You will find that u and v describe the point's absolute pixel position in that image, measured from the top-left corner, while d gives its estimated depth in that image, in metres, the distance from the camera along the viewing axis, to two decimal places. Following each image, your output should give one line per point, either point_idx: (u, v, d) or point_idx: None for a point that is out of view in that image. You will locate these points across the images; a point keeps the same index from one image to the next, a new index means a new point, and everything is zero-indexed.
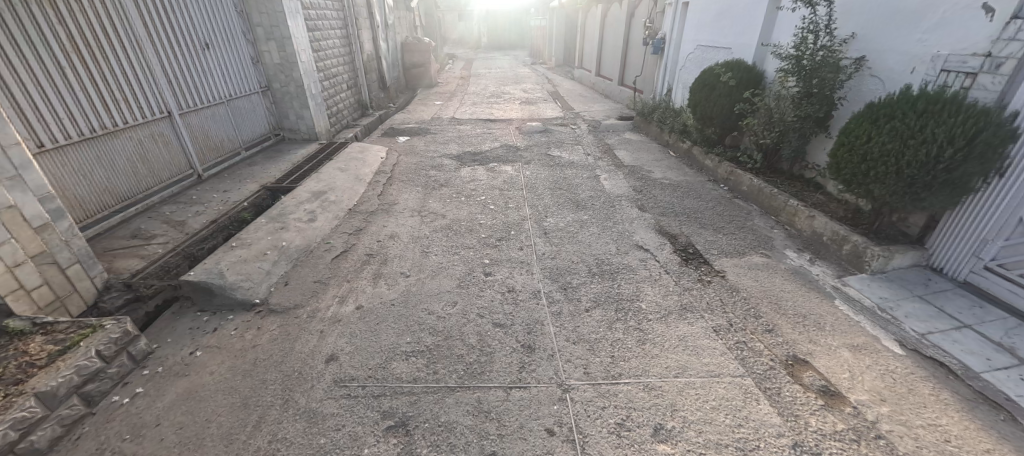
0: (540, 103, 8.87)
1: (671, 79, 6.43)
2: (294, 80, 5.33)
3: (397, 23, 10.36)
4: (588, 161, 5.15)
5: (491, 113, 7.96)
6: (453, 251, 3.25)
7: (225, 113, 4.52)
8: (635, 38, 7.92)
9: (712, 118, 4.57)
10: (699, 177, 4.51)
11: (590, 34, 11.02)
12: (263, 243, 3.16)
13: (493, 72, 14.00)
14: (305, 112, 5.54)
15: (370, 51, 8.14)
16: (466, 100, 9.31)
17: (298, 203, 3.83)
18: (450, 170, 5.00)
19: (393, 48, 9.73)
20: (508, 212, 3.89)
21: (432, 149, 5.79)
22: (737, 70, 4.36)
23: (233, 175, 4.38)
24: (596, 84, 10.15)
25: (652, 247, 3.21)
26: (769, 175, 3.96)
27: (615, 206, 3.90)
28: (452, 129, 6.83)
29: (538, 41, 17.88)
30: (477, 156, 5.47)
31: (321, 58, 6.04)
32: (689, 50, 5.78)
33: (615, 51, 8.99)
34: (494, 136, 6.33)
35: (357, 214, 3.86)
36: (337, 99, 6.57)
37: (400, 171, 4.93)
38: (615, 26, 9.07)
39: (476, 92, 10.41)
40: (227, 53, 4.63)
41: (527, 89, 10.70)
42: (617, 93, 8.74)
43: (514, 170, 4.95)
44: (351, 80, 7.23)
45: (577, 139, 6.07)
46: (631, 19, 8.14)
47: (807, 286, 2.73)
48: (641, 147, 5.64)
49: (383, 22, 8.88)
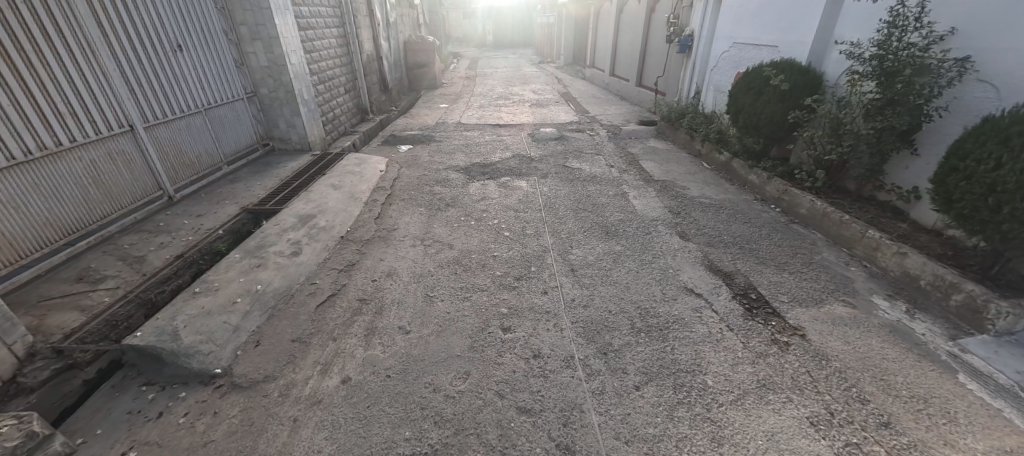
0: (551, 106, 8.29)
1: (700, 81, 5.82)
2: (283, 85, 4.78)
3: (399, 21, 9.81)
4: (612, 175, 4.57)
5: (500, 117, 7.39)
6: (463, 295, 2.69)
7: (202, 124, 3.98)
8: (657, 36, 7.31)
9: (760, 127, 3.97)
10: (744, 195, 3.92)
11: (603, 31, 10.39)
12: (234, 287, 2.62)
13: (499, 72, 13.40)
14: (296, 119, 4.99)
15: (370, 51, 7.58)
16: (473, 103, 8.74)
17: (282, 231, 3.28)
18: (457, 186, 4.44)
19: (394, 47, 9.17)
20: (526, 241, 3.32)
21: (436, 160, 5.24)
22: (790, 71, 3.74)
23: (211, 195, 3.84)
24: (611, 85, 9.53)
25: (706, 292, 2.63)
26: (833, 197, 3.36)
27: (652, 235, 3.32)
28: (458, 136, 6.25)
29: (545, 38, 17.24)
30: (487, 169, 4.91)
31: (316, 60, 5.49)
32: (723, 49, 5.17)
33: (633, 49, 8.37)
34: (504, 144, 5.76)
35: (350, 243, 3.30)
36: (333, 104, 6.02)
37: (400, 187, 4.37)
38: (632, 23, 8.45)
39: (483, 93, 9.83)
40: (204, 55, 4.08)
41: (536, 90, 10.10)
42: (634, 94, 8.13)
43: (529, 186, 4.39)
44: (349, 82, 6.68)
45: (597, 148, 5.49)
46: (651, 14, 7.52)
47: (913, 351, 2.15)
48: (670, 157, 5.04)
49: (384, 20, 8.31)
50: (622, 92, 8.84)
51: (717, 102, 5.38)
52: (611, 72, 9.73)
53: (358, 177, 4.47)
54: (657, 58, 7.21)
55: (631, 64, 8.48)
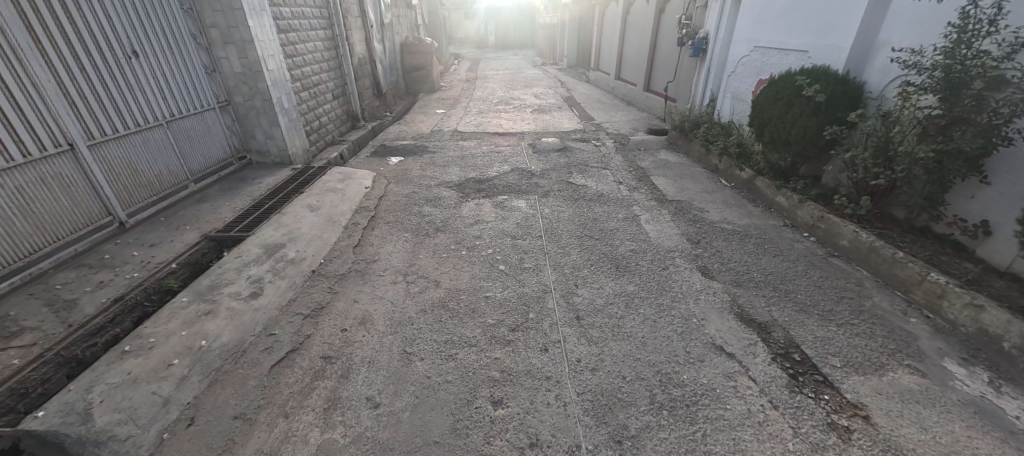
0: (554, 112, 7.85)
1: (716, 88, 5.37)
2: (260, 93, 4.36)
3: (395, 21, 9.41)
4: (621, 193, 4.13)
5: (500, 124, 6.95)
6: (448, 351, 2.26)
7: (162, 138, 3.56)
8: (667, 38, 6.85)
9: (789, 143, 3.52)
10: (772, 220, 3.47)
11: (608, 32, 9.94)
12: (174, 343, 2.19)
13: (500, 74, 12.97)
14: (275, 130, 4.57)
15: (363, 55, 7.16)
16: (472, 108, 8.31)
17: (243, 266, 2.86)
18: (449, 206, 4.01)
19: (389, 49, 8.76)
20: (525, 277, 2.89)
21: (428, 174, 4.80)
22: (826, 80, 3.29)
23: (171, 219, 3.43)
24: (617, 89, 9.08)
25: (739, 350, 2.19)
26: (879, 227, 2.92)
27: (669, 271, 2.88)
28: (453, 146, 5.82)
29: (548, 39, 16.80)
30: (483, 185, 4.47)
31: (299, 65, 5.07)
32: (742, 53, 4.72)
33: (640, 51, 7.92)
34: (503, 155, 5.33)
35: (322, 279, 2.87)
36: (319, 111, 5.60)
37: (386, 208, 3.94)
38: (640, 24, 7.99)
39: (482, 98, 9.41)
40: (166, 61, 3.66)
41: (538, 94, 9.68)
42: (642, 100, 7.67)
43: (529, 205, 3.95)
44: (338, 88, 6.26)
45: (604, 161, 5.05)
46: (660, 15, 7.07)
47: (1009, 443, 1.71)
48: (684, 172, 4.60)
49: (378, 21, 7.89)
50: (629, 97, 8.39)
51: (735, 112, 4.93)
52: (617, 76, 9.27)
53: (339, 196, 4.03)
54: (667, 62, 6.76)
55: (638, 68, 8.02)
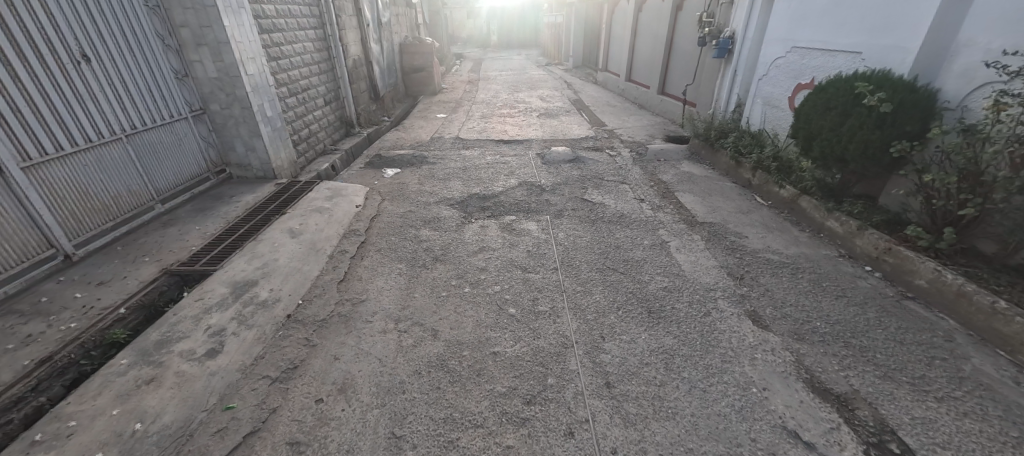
0: (562, 116, 7.37)
1: (744, 92, 4.88)
2: (237, 101, 3.89)
3: (394, 21, 8.94)
4: (645, 214, 3.65)
5: (505, 131, 6.47)
6: (449, 434, 1.79)
7: (118, 154, 3.11)
8: (685, 38, 6.36)
9: (843, 160, 3.04)
10: (824, 250, 2.99)
11: (617, 31, 9.44)
12: (102, 427, 1.74)
13: (504, 75, 12.48)
14: (256, 141, 4.10)
15: (358, 57, 6.69)
16: (474, 113, 7.84)
17: (204, 312, 2.40)
18: (450, 229, 3.53)
19: (387, 50, 8.30)
20: (540, 324, 2.42)
21: (426, 188, 4.33)
22: (892, 88, 2.80)
23: (128, 249, 2.98)
24: (628, 91, 8.59)
25: (817, 438, 1.72)
26: (965, 265, 2.44)
27: (713, 317, 2.41)
28: (455, 155, 5.34)
29: (553, 38, 16.30)
30: (488, 202, 4.00)
31: (285, 68, 4.60)
32: (778, 53, 4.22)
33: (654, 52, 7.43)
34: (509, 167, 4.86)
35: (298, 328, 2.40)
36: (310, 118, 5.13)
37: (379, 231, 3.47)
38: (654, 22, 7.48)
39: (486, 101, 8.93)
40: (127, 66, 3.21)
41: (545, 97, 9.19)
42: (657, 104, 7.18)
43: (541, 229, 3.48)
44: (331, 91, 5.79)
45: (621, 174, 4.57)
46: (677, 12, 6.57)
47: None
48: (713, 187, 4.12)
49: (375, 20, 7.42)
50: (641, 101, 7.89)
51: (768, 119, 4.44)
52: (627, 77, 8.77)
53: (326, 218, 3.57)
54: (686, 63, 6.27)
55: (652, 70, 7.53)
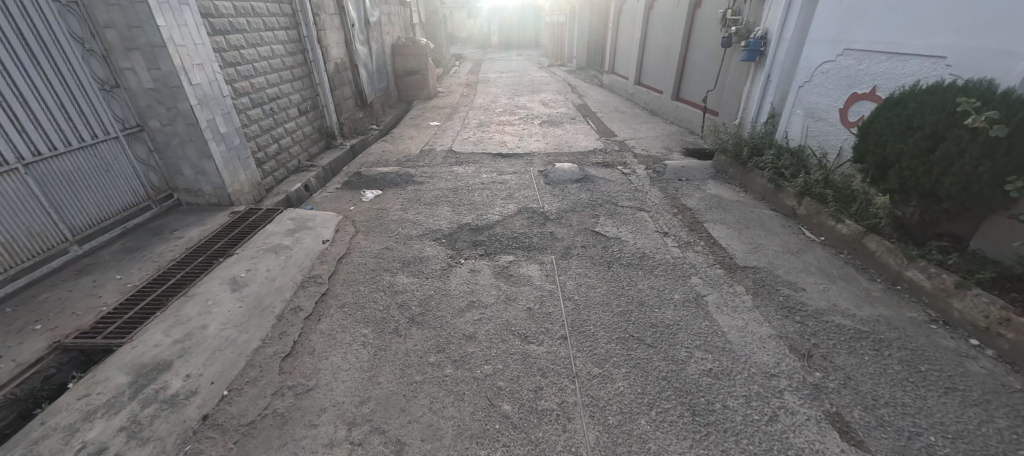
0: (567, 124, 6.71)
1: (779, 101, 4.22)
2: (181, 116, 3.25)
3: (385, 20, 8.28)
4: (672, 254, 2.99)
5: (503, 142, 5.82)
6: None
7: (12, 189, 2.48)
8: (704, 39, 5.70)
9: (934, 195, 2.38)
10: (909, 314, 2.33)
11: (625, 31, 8.78)
12: None
13: (504, 77, 11.82)
14: (206, 163, 3.46)
15: (341, 60, 6.04)
16: (471, 120, 7.19)
17: (85, 420, 1.76)
18: (433, 274, 2.88)
19: (377, 52, 7.65)
20: (544, 433, 1.77)
21: (409, 217, 3.69)
22: (1008, 105, 2.14)
23: (20, 313, 2.34)
24: (637, 96, 7.93)
25: None
26: None
27: (784, 425, 1.75)
28: (445, 173, 4.69)
29: (554, 39, 15.62)
30: (481, 236, 3.35)
31: (246, 75, 3.95)
32: (826, 57, 3.55)
33: (668, 53, 6.77)
34: (507, 188, 4.20)
35: (214, 440, 1.76)
36: (280, 131, 4.48)
37: (346, 279, 2.83)
38: (666, 21, 6.81)
39: (484, 106, 8.28)
40: (28, 78, 2.56)
41: (547, 102, 8.54)
42: (672, 111, 6.52)
43: (546, 274, 2.83)
44: (308, 100, 5.14)
45: (638, 197, 3.91)
46: (695, 10, 5.91)
47: None
48: (750, 216, 3.46)
49: (361, 19, 6.76)
50: (653, 107, 7.23)
51: (810, 133, 3.78)
52: (637, 81, 8.11)
53: (282, 260, 2.92)
54: (707, 67, 5.61)
55: (665, 74, 6.87)
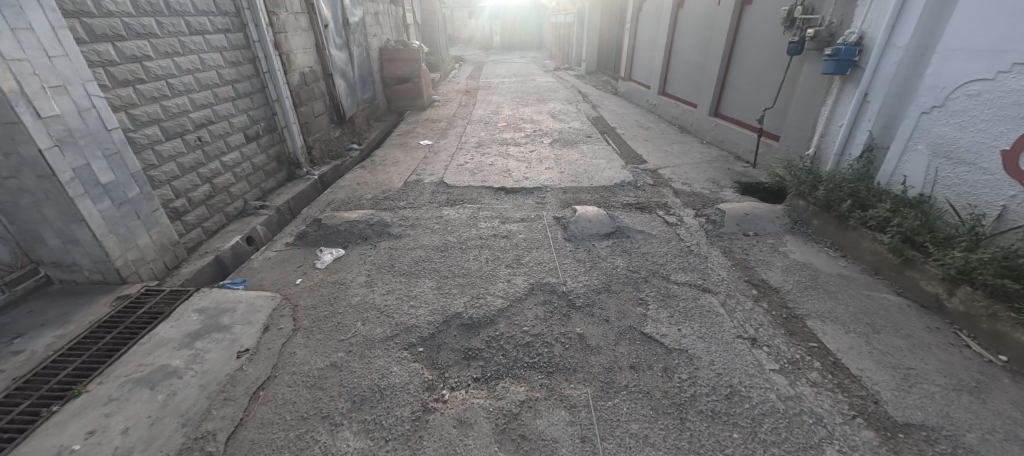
0: (583, 144, 5.61)
1: (880, 130, 3.12)
2: (27, 164, 2.18)
3: (370, 20, 7.21)
4: (776, 389, 1.89)
5: (507, 171, 4.71)
6: None
7: None
8: (756, 45, 4.60)
9: None
10: None
11: (646, 33, 7.65)
12: None
13: (506, 83, 10.73)
14: (78, 230, 2.38)
15: (309, 69, 4.93)
16: (468, 139, 6.08)
17: None
18: (396, 431, 1.78)
19: (359, 57, 6.57)
20: None
21: (375, 300, 2.59)
22: None
23: None
24: (661, 108, 6.85)
25: None
26: None
27: None
28: (431, 219, 3.57)
29: (560, 41, 14.57)
30: (477, 341, 2.26)
31: (155, 97, 2.87)
32: (979, 74, 2.47)
33: (702, 60, 5.67)
34: (514, 248, 3.10)
35: None
36: (213, 168, 3.39)
37: (257, 443, 1.73)
38: (700, 23, 5.70)
39: (484, 119, 7.20)
40: None
41: (556, 114, 7.44)
42: (709, 130, 5.43)
43: (579, 436, 1.73)
44: (262, 122, 4.06)
45: (696, 265, 2.81)
46: (742, 10, 4.80)
47: None
48: (872, 308, 2.36)
49: (337, 19, 5.66)
50: (683, 122, 6.14)
51: (942, 180, 2.69)
52: (661, 91, 6.99)
53: (158, 403, 1.84)
54: (761, 80, 4.51)
55: (699, 85, 5.77)
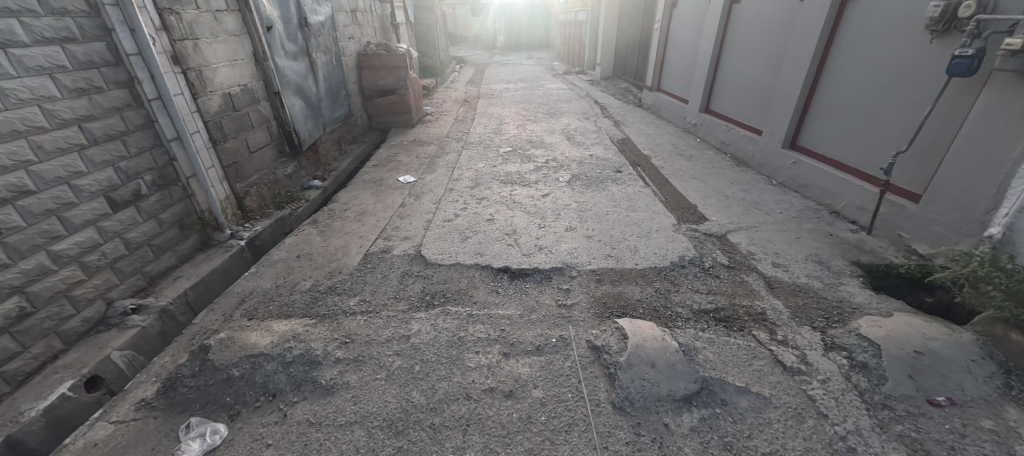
0: (613, 184, 4.25)
1: None
2: None
3: (344, 19, 5.87)
4: None
5: (512, 233, 3.36)
6: None
7: None
8: (866, 59, 3.22)
9: None
10: None
11: (682, 35, 6.24)
12: None
13: (510, 90, 9.36)
14: None
15: (242, 88, 3.59)
16: (461, 173, 4.71)
17: None
18: None
19: (327, 66, 5.22)
20: None
21: None
22: None
23: None
24: (705, 128, 5.47)
25: None
26: None
27: None
28: (390, 345, 2.21)
29: (570, 42, 13.18)
30: None
31: None
32: None
33: (771, 73, 4.28)
34: (526, 429, 1.75)
35: None
36: (31, 268, 2.09)
37: None
38: (768, 24, 4.30)
39: (483, 142, 5.83)
40: None
41: (573, 135, 6.06)
42: (784, 167, 4.05)
43: None
44: (151, 174, 2.75)
45: None
46: (841, 8, 3.42)
47: None
48: None
49: (291, 18, 4.31)
50: (739, 151, 4.76)
51: None
52: (703, 107, 5.61)
53: None
54: (878, 110, 3.15)
55: (765, 105, 4.39)
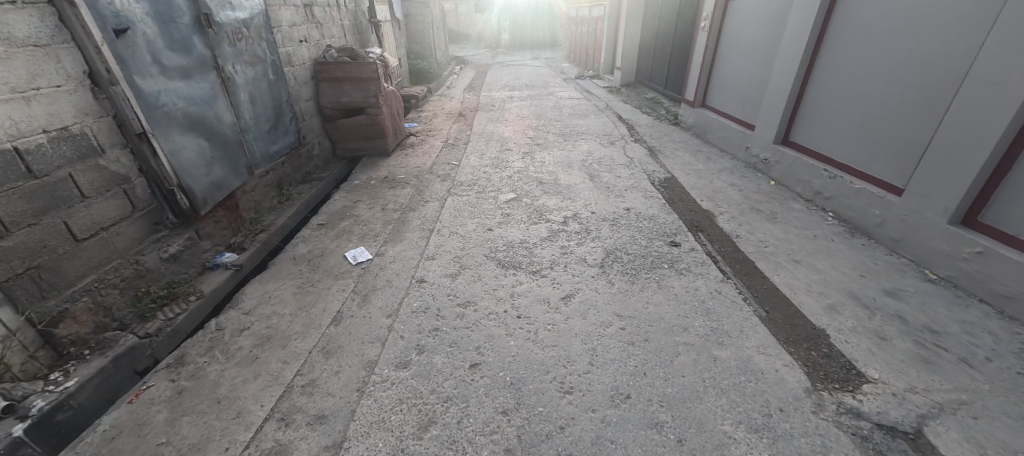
0: (669, 274, 2.73)
1: None
2: None
3: (291, 15, 4.36)
4: None
5: (513, 407, 1.84)
6: None
7: None
8: None
9: None
10: None
11: (743, 35, 4.67)
12: None
13: (513, 101, 7.84)
14: None
15: (50, 136, 2.11)
16: (439, 244, 3.20)
17: None
18: None
19: (257, 82, 3.72)
20: None
21: None
22: None
23: None
24: (785, 169, 3.94)
25: None
26: None
27: None
28: None
29: (581, 41, 11.64)
30: None
31: None
32: None
33: (925, 101, 2.73)
34: None
35: None
36: None
37: None
38: (914, 28, 2.79)
39: (476, 183, 4.32)
40: None
41: (597, 170, 4.53)
42: (955, 256, 2.51)
43: None
44: None
45: None
46: None
47: None
48: None
49: (177, 15, 2.80)
50: (852, 213, 3.22)
51: None
52: (780, 137, 4.06)
53: None
54: None
55: (909, 150, 2.84)
